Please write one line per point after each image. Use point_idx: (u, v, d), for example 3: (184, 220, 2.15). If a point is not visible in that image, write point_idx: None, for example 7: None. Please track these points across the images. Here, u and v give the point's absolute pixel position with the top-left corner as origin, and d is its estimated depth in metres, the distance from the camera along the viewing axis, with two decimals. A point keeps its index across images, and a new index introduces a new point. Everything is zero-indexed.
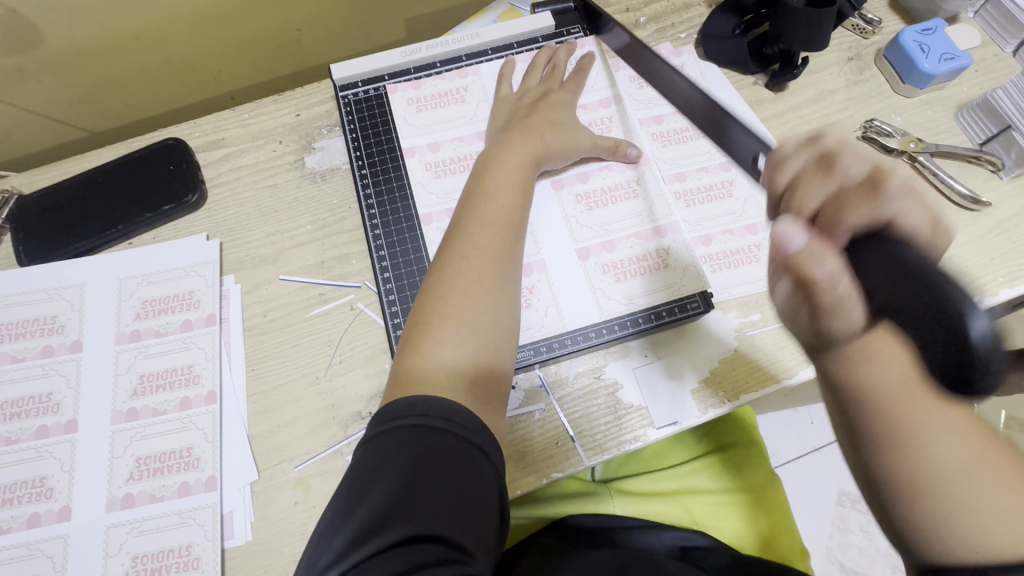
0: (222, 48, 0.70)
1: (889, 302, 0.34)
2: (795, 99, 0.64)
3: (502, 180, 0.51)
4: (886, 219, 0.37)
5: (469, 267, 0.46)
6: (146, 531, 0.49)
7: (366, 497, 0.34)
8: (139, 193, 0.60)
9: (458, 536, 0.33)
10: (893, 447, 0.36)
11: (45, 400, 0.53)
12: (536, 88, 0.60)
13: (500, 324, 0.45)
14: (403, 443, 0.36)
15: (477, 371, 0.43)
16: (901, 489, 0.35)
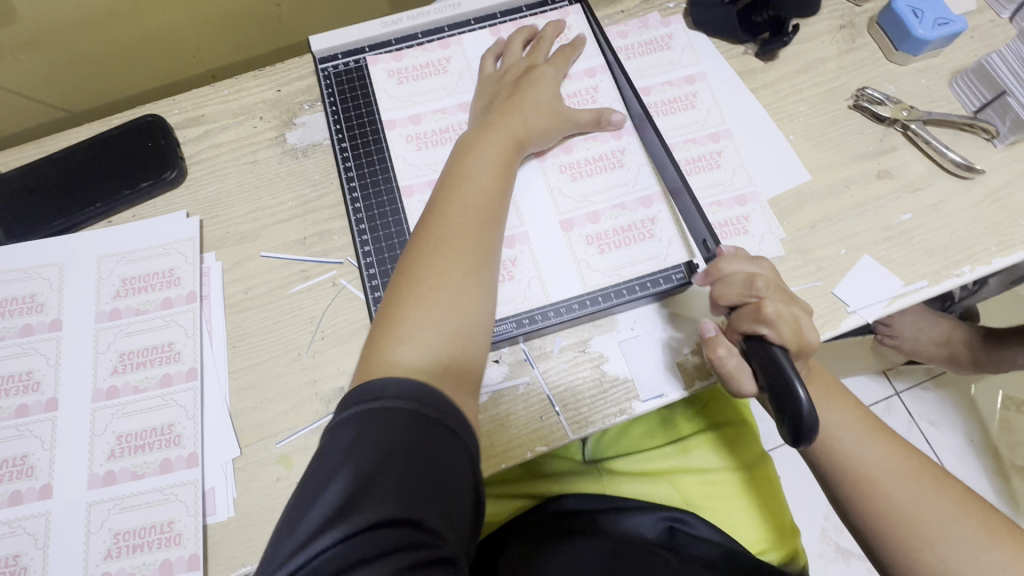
0: (202, 24, 0.69)
1: (767, 374, 0.43)
2: (785, 68, 0.62)
3: (481, 161, 0.49)
4: (762, 327, 0.44)
5: (446, 248, 0.45)
6: (127, 508, 0.49)
7: (336, 478, 0.33)
8: (117, 171, 0.59)
9: (432, 518, 0.33)
10: (835, 462, 0.49)
11: (25, 378, 0.52)
12: (521, 65, 0.57)
13: (477, 307, 0.44)
14: (376, 425, 0.35)
15: (453, 351, 0.42)
16: (881, 523, 0.47)
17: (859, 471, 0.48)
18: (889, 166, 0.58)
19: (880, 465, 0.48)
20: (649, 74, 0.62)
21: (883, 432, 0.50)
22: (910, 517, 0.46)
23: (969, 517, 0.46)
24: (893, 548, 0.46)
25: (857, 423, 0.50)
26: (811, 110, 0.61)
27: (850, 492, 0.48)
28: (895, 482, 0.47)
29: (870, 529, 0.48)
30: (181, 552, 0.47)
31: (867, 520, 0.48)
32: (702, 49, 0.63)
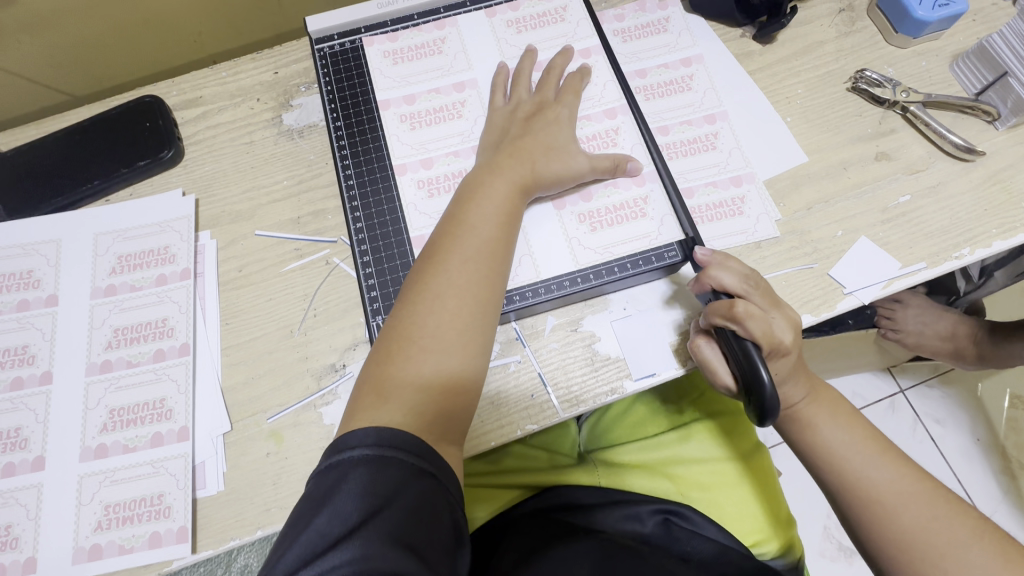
0: (203, 9, 0.70)
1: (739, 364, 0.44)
2: (782, 52, 0.62)
3: (484, 212, 0.48)
4: (734, 325, 0.45)
5: (442, 307, 0.44)
6: (119, 480, 0.49)
7: (316, 524, 0.35)
8: (115, 150, 0.60)
9: (412, 560, 0.33)
10: (841, 478, 0.48)
11: (20, 352, 0.53)
12: (531, 101, 0.55)
13: (468, 369, 0.44)
14: (356, 472, 0.36)
15: (437, 407, 0.42)
16: (901, 553, 0.45)
17: (863, 489, 0.47)
18: (888, 148, 0.58)
19: (896, 490, 0.47)
20: (644, 57, 0.61)
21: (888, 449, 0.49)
22: (918, 535, 0.45)
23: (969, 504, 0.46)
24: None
25: (865, 443, 0.48)
26: (809, 92, 0.60)
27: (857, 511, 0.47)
28: (903, 501, 0.46)
29: (883, 552, 0.46)
30: (171, 525, 0.48)
31: (884, 548, 0.46)
32: (699, 31, 0.62)
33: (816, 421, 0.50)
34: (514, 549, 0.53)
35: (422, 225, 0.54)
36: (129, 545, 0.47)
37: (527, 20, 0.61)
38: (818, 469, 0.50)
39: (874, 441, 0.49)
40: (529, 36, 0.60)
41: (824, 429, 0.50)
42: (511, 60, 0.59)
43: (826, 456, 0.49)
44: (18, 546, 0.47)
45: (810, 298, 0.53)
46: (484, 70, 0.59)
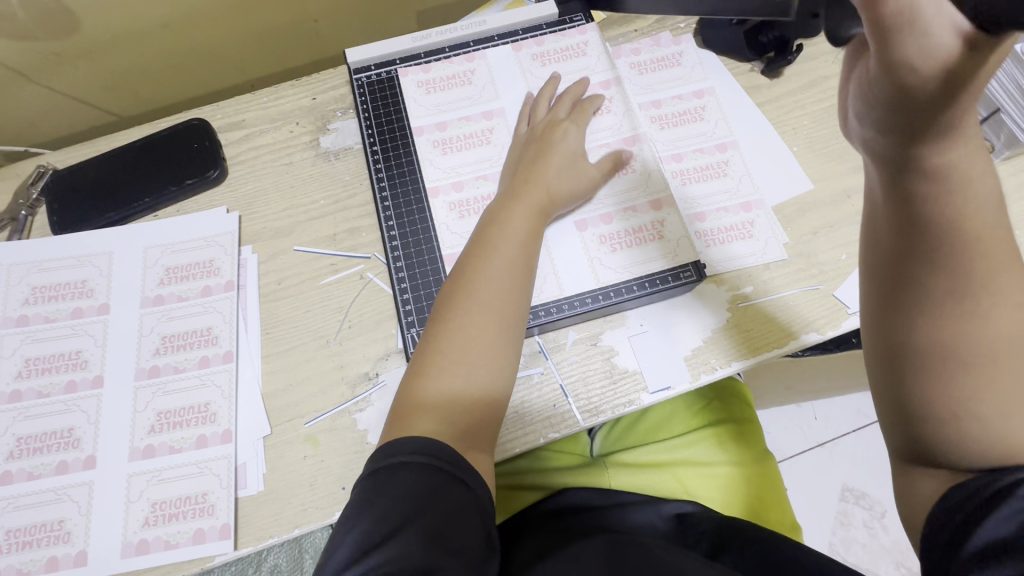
0: (246, 39, 0.75)
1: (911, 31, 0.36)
2: (789, 85, 0.66)
3: (510, 232, 0.52)
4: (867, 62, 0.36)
5: (470, 322, 0.48)
6: (165, 479, 0.52)
7: (359, 526, 0.38)
8: (164, 169, 0.64)
9: (448, 559, 0.37)
10: (955, 314, 0.37)
11: (74, 356, 0.56)
12: (543, 122, 0.59)
13: (496, 378, 0.47)
14: (395, 478, 0.39)
15: (469, 415, 0.46)
16: (943, 350, 0.38)
17: (966, 335, 0.37)
18: None
19: (1002, 333, 0.37)
20: (658, 89, 0.66)
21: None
22: (987, 414, 0.36)
23: None
24: (937, 379, 0.38)
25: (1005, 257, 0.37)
26: (815, 123, 0.64)
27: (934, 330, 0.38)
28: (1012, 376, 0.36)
29: (927, 334, 0.38)
30: (214, 522, 0.51)
31: (926, 335, 0.38)
32: (711, 65, 0.67)
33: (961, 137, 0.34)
34: (531, 546, 0.55)
35: (454, 245, 0.58)
36: (175, 541, 0.50)
37: (551, 54, 0.65)
38: (936, 217, 0.36)
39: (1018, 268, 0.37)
40: (554, 68, 0.64)
41: (981, 242, 0.36)
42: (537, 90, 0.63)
43: (960, 282, 0.37)
44: (70, 540, 0.50)
45: (815, 319, 0.56)
46: (510, 98, 0.63)
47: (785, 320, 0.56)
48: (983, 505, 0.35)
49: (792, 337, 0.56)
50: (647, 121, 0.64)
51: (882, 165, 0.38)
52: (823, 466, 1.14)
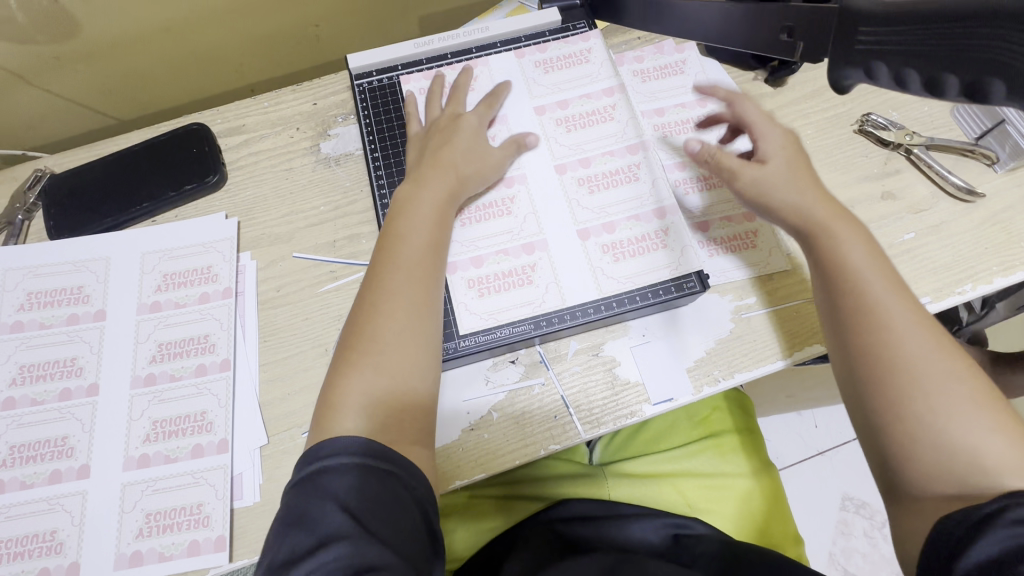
0: (247, 43, 0.74)
1: (914, 58, 0.38)
2: (793, 94, 0.66)
3: (412, 219, 0.51)
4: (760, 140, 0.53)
5: (369, 311, 0.47)
6: (160, 490, 0.51)
7: (292, 535, 0.37)
8: (162, 174, 0.63)
9: (383, 551, 0.36)
10: (866, 339, 0.45)
11: (69, 363, 0.56)
12: (446, 115, 0.59)
13: (409, 360, 0.46)
14: (319, 482, 0.39)
15: (387, 408, 0.44)
16: (873, 370, 0.44)
17: (887, 357, 0.44)
18: (893, 188, 0.61)
19: (918, 351, 0.43)
20: (661, 97, 0.65)
21: (950, 347, 0.44)
22: (922, 416, 0.42)
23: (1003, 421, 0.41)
24: (874, 397, 0.44)
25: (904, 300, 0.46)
26: (819, 132, 0.64)
27: (851, 357, 0.46)
28: (934, 380, 0.42)
29: (855, 359, 0.46)
30: (209, 534, 0.50)
31: (857, 360, 0.45)
32: (714, 73, 0.66)
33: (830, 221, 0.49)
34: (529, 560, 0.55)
35: (455, 252, 0.56)
36: (169, 553, 0.49)
37: (553, 61, 0.64)
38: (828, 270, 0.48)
39: (914, 303, 0.46)
40: (556, 76, 0.64)
41: (863, 279, 0.47)
42: (539, 98, 0.63)
43: (857, 313, 0.46)
44: (62, 551, 0.50)
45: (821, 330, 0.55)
46: (511, 106, 0.62)
47: (789, 331, 0.56)
48: (968, 533, 0.37)
49: (797, 348, 0.55)
50: (650, 129, 0.64)
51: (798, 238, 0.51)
52: (823, 474, 1.13)
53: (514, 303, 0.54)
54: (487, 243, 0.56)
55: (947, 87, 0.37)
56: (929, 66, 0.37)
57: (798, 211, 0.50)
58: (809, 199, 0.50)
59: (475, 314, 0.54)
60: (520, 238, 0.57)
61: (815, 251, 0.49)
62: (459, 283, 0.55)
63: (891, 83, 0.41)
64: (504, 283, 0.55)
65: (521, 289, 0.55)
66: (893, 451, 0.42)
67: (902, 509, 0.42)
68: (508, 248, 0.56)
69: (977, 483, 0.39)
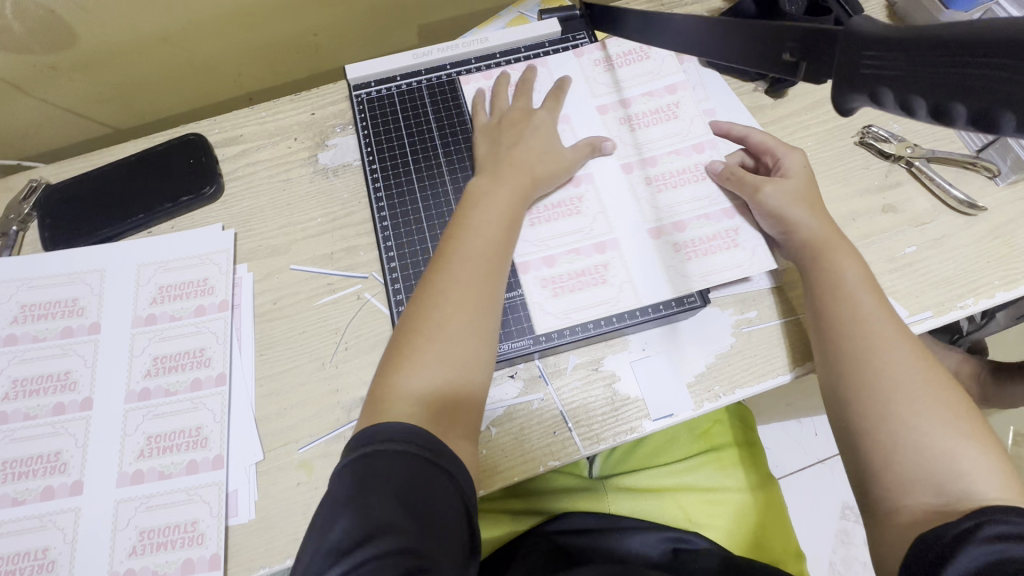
0: (245, 52, 0.74)
1: (918, 81, 0.27)
2: (794, 105, 0.65)
3: (483, 212, 0.53)
4: (781, 159, 0.57)
5: (445, 301, 0.48)
6: (154, 507, 0.51)
7: (344, 521, 0.37)
8: (158, 185, 0.63)
9: (433, 549, 0.36)
10: (857, 354, 0.47)
11: (63, 377, 0.55)
12: (515, 110, 0.61)
13: (478, 350, 0.47)
14: (376, 467, 0.39)
15: (446, 399, 0.45)
16: (860, 386, 0.46)
17: (876, 369, 0.46)
18: (894, 200, 0.61)
19: (907, 368, 0.46)
20: (633, 85, 0.64)
21: (937, 373, 0.45)
22: (899, 429, 0.44)
23: (984, 446, 0.43)
24: (859, 411, 0.46)
25: (892, 323, 0.48)
26: (819, 144, 0.64)
27: (838, 364, 0.48)
28: (916, 390, 0.44)
29: (841, 374, 0.48)
30: (203, 552, 0.49)
31: (842, 375, 0.48)
32: (714, 82, 0.66)
33: (829, 243, 0.52)
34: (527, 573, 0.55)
35: (527, 252, 0.56)
36: (162, 572, 0.49)
37: (613, 60, 0.65)
38: (820, 289, 0.51)
39: (900, 324, 0.48)
40: (620, 74, 0.64)
41: (852, 293, 0.50)
42: (602, 98, 0.64)
43: (845, 323, 0.49)
44: (54, 569, 0.49)
45: None
46: (576, 106, 0.63)
47: (790, 345, 0.55)
48: (943, 551, 0.38)
49: (800, 362, 0.54)
50: (618, 121, 0.62)
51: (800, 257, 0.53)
52: (823, 482, 1.13)
53: (587, 302, 0.54)
54: (559, 242, 0.57)
55: (957, 116, 0.26)
56: (928, 92, 0.27)
57: (795, 227, 0.53)
58: (815, 218, 0.54)
59: (550, 313, 0.54)
60: (590, 237, 0.57)
61: (812, 264, 0.52)
62: (534, 283, 0.55)
63: (902, 112, 0.30)
64: (576, 283, 0.55)
65: (594, 288, 0.55)
66: (872, 462, 0.44)
67: (878, 522, 0.43)
68: (580, 247, 0.57)
69: (951, 486, 0.41)
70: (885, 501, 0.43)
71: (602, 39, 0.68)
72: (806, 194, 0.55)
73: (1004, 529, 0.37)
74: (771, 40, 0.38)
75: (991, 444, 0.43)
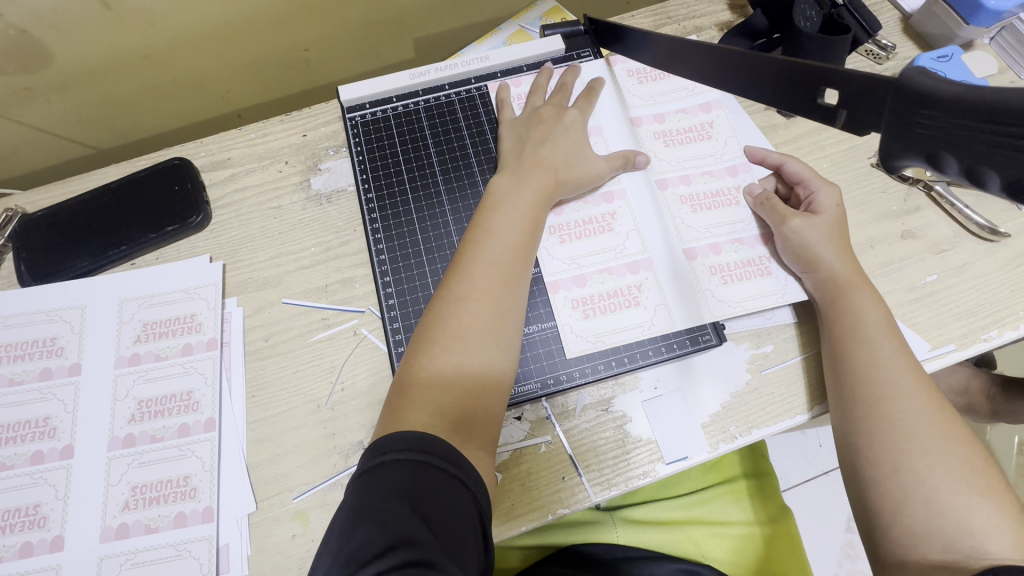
0: (233, 68, 0.70)
1: (988, 155, 0.26)
2: (808, 125, 0.63)
3: (505, 213, 0.51)
4: (813, 192, 0.55)
5: (466, 308, 0.46)
6: (139, 563, 0.48)
7: (359, 533, 0.35)
8: (141, 214, 0.59)
9: (450, 563, 0.34)
10: (875, 402, 0.45)
11: (41, 424, 0.52)
12: (545, 108, 0.59)
13: (495, 364, 0.45)
14: (390, 477, 0.37)
15: (464, 408, 0.43)
16: (873, 436, 0.44)
17: (894, 418, 0.44)
18: (913, 226, 0.58)
19: (921, 419, 0.43)
20: (661, 101, 0.62)
21: (957, 429, 0.43)
22: (910, 483, 0.42)
23: (1004, 507, 0.41)
24: (870, 461, 0.44)
25: (914, 375, 0.46)
26: (834, 166, 0.61)
27: (854, 408, 0.46)
28: (932, 442, 0.42)
29: (858, 426, 0.46)
30: None
31: (859, 423, 0.46)
32: (726, 101, 0.62)
33: (849, 284, 0.50)
34: None
35: (557, 271, 0.55)
36: None
37: (648, 72, 0.63)
38: (841, 332, 0.49)
39: (921, 372, 0.46)
40: (651, 87, 0.63)
41: (872, 337, 0.48)
42: (636, 109, 0.62)
43: (861, 368, 0.47)
44: None
45: None
46: (610, 117, 0.61)
47: (809, 384, 0.52)
48: None
49: (820, 401, 0.52)
50: (650, 138, 0.61)
51: (823, 294, 0.52)
52: (829, 495, 1.11)
53: (620, 326, 0.53)
54: (591, 262, 0.56)
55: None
56: (1003, 169, 0.26)
57: (816, 263, 0.52)
58: (840, 257, 0.52)
59: (582, 337, 0.53)
60: (624, 256, 0.56)
61: (830, 304, 0.51)
62: (564, 304, 0.54)
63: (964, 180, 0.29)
64: (609, 304, 0.54)
65: (629, 311, 0.54)
66: (882, 515, 0.42)
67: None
68: (612, 267, 0.55)
69: (961, 544, 0.39)
70: (894, 558, 0.41)
71: (607, 56, 0.65)
72: (835, 230, 0.53)
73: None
74: (811, 82, 0.35)
75: (1009, 501, 0.41)
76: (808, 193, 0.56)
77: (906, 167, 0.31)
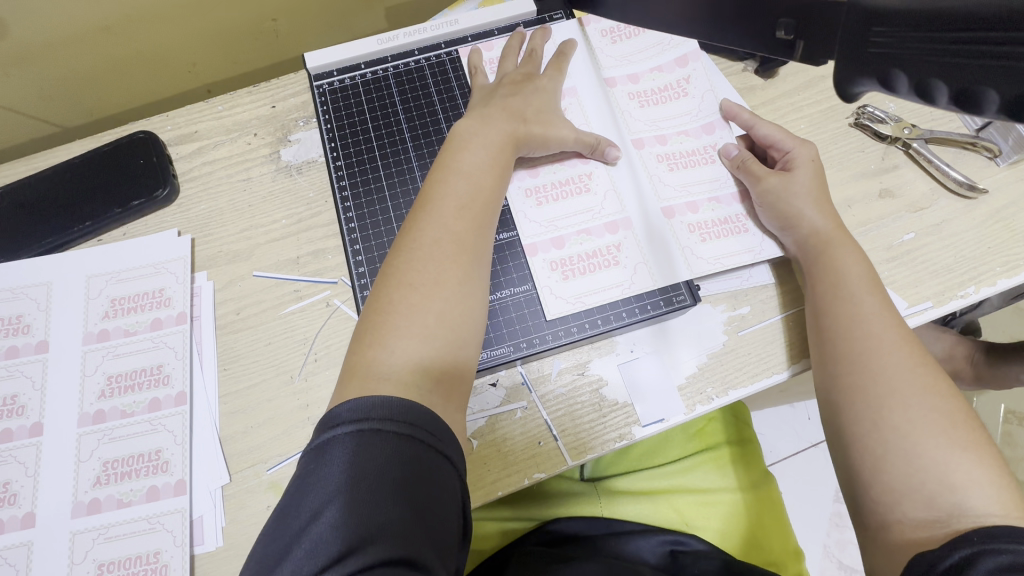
0: (198, 40, 0.68)
1: (938, 63, 0.25)
2: (785, 86, 0.62)
3: (477, 161, 0.50)
4: (790, 151, 0.54)
5: (440, 259, 0.44)
6: (113, 537, 0.47)
7: (327, 515, 0.33)
8: (105, 189, 0.58)
9: (428, 550, 0.33)
10: (856, 356, 0.45)
11: (9, 402, 0.51)
12: (516, 73, 0.58)
13: (467, 316, 0.44)
14: (364, 454, 0.35)
15: (447, 369, 0.42)
16: (852, 392, 0.44)
17: (876, 372, 0.44)
18: (891, 184, 0.58)
19: (901, 372, 0.43)
20: (636, 61, 0.61)
21: (937, 381, 0.43)
22: (888, 437, 0.41)
23: (983, 459, 0.40)
24: (850, 416, 0.44)
25: (890, 327, 0.45)
26: (812, 127, 0.60)
27: (837, 364, 0.46)
28: (913, 397, 0.42)
29: (839, 382, 0.45)
30: None
31: (840, 377, 0.45)
32: (702, 55, 0.61)
33: (832, 241, 0.50)
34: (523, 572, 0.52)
35: (534, 234, 0.55)
36: None
37: (621, 30, 0.62)
38: (822, 288, 0.49)
39: (900, 323, 0.46)
40: (624, 47, 0.62)
41: (853, 292, 0.47)
42: (610, 70, 0.61)
43: (841, 323, 0.47)
44: None
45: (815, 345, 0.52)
46: (584, 78, 0.60)
47: (784, 343, 0.52)
48: None
49: (798, 358, 0.52)
50: (625, 98, 0.60)
51: (803, 251, 0.51)
52: (818, 466, 1.12)
53: (599, 286, 0.53)
54: (568, 223, 0.55)
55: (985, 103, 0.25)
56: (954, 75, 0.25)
57: (798, 220, 0.51)
58: (821, 214, 0.51)
59: (561, 298, 0.52)
60: (602, 217, 0.55)
61: (814, 259, 0.50)
62: (543, 266, 0.54)
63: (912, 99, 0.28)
64: (588, 265, 0.54)
65: (608, 271, 0.53)
66: (861, 470, 0.42)
67: (869, 535, 0.41)
68: (591, 228, 0.55)
69: (941, 500, 0.39)
70: (875, 517, 0.41)
71: (579, 18, 0.64)
72: (815, 186, 0.53)
73: (1004, 559, 0.34)
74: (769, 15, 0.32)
75: (990, 454, 0.41)
76: (783, 153, 0.55)
77: (858, 92, 0.29)
